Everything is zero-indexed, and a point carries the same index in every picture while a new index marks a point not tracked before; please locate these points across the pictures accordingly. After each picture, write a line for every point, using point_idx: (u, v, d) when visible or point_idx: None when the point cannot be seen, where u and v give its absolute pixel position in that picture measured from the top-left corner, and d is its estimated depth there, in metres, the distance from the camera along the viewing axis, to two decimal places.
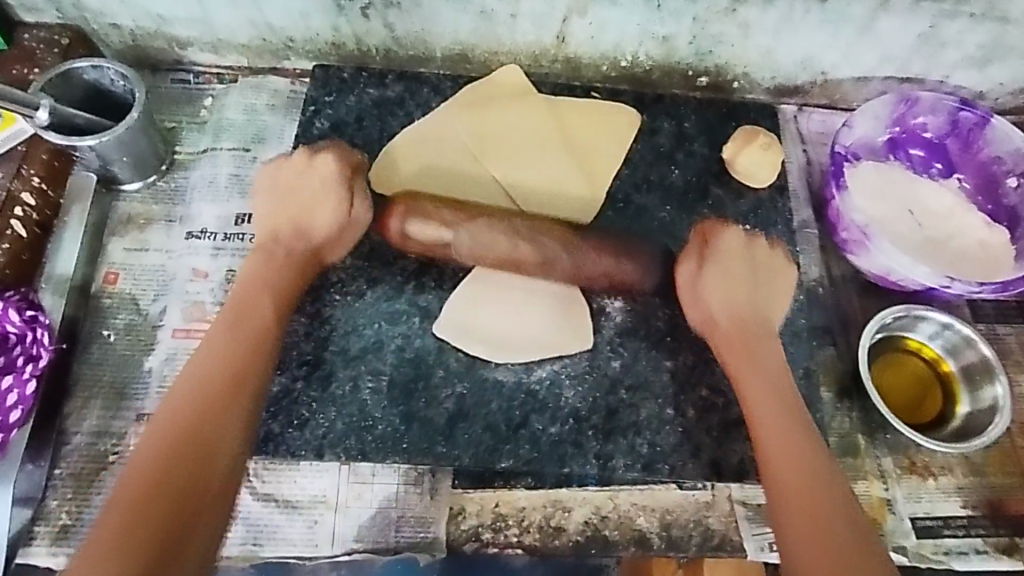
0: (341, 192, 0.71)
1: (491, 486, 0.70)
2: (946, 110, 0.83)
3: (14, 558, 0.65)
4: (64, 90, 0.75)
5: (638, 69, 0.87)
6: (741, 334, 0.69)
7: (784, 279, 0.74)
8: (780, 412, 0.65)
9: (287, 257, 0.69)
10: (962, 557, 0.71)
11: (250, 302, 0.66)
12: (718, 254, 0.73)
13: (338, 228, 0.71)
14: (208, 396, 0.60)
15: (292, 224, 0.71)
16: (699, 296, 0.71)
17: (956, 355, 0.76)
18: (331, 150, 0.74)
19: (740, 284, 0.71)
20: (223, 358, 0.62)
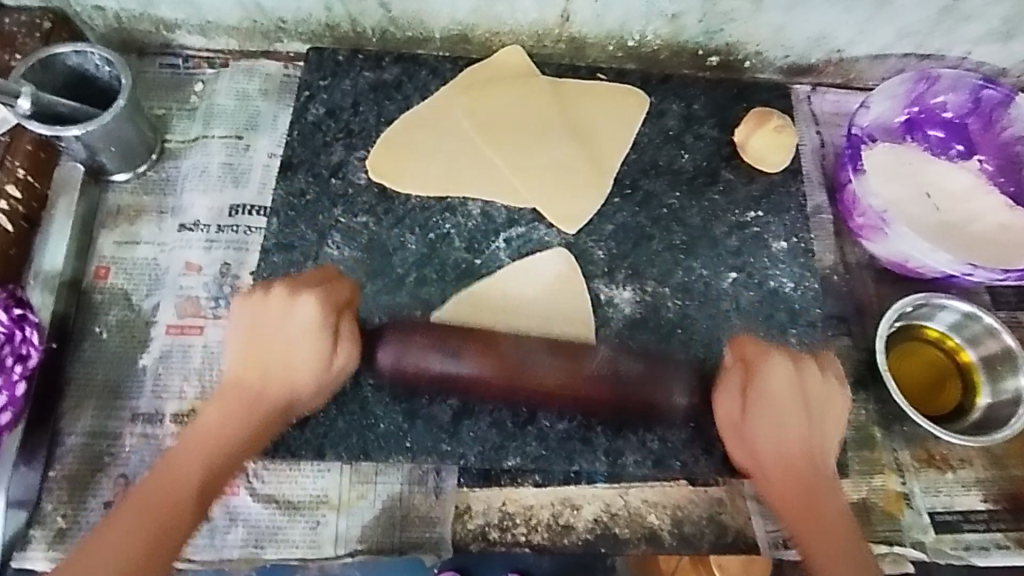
0: (321, 338, 0.58)
1: (497, 484, 0.68)
2: (969, 88, 0.79)
3: (10, 563, 0.63)
4: (46, 77, 0.72)
5: (645, 48, 0.83)
6: (800, 487, 0.58)
7: (841, 413, 0.61)
8: (812, 515, 0.56)
9: (249, 409, 0.57)
10: (981, 551, 0.69)
11: (213, 424, 0.56)
12: (765, 392, 0.60)
13: (316, 381, 0.59)
14: (144, 526, 0.51)
15: (259, 377, 0.58)
16: (744, 432, 0.60)
17: (976, 344, 0.74)
18: (317, 293, 0.60)
19: (791, 419, 0.59)
20: (196, 463, 0.54)
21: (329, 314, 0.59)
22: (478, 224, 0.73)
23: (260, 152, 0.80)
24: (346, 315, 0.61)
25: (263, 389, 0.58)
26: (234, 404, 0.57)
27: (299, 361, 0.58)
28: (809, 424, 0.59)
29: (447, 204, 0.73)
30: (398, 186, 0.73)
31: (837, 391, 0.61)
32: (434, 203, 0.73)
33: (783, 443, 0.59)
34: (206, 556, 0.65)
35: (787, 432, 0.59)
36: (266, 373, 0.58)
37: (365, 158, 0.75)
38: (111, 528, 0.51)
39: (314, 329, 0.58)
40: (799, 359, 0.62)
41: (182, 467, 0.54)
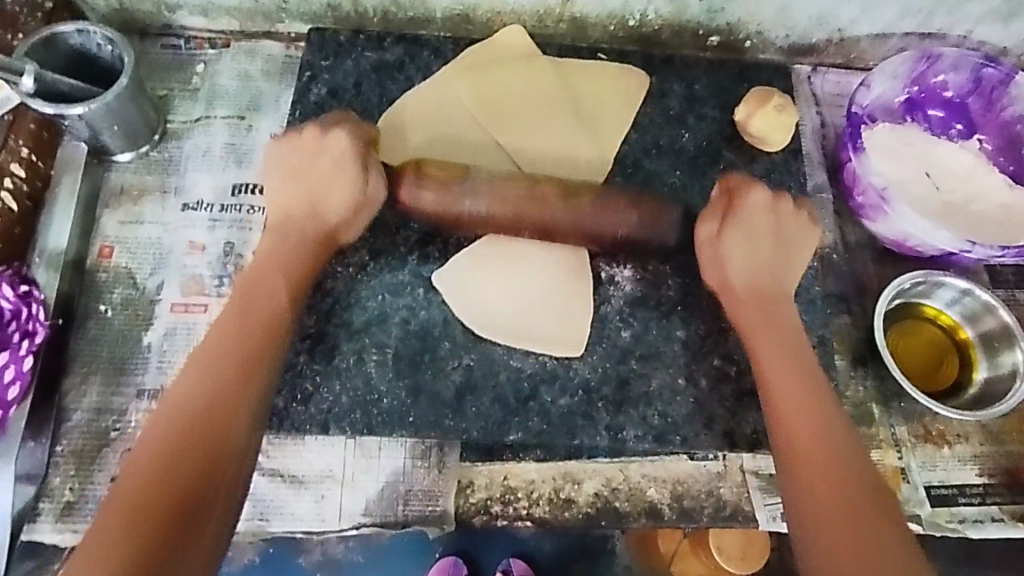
0: (354, 163, 0.67)
1: (499, 459, 0.69)
2: (970, 67, 0.80)
3: (20, 535, 0.65)
4: (49, 57, 0.72)
5: (647, 29, 0.83)
6: (760, 305, 0.67)
7: (806, 253, 0.70)
8: (768, 324, 0.66)
9: (302, 239, 0.67)
10: (977, 524, 0.70)
11: (265, 271, 0.65)
12: (745, 220, 0.68)
13: (350, 205, 0.67)
14: (217, 388, 0.58)
15: (305, 206, 0.68)
16: (726, 272, 0.68)
17: (975, 321, 0.74)
18: (348, 134, 0.68)
19: (763, 250, 0.68)
20: (227, 334, 0.61)
21: (358, 150, 0.68)
22: None
23: (262, 132, 0.80)
24: (372, 154, 0.68)
25: (313, 214, 0.67)
26: (292, 240, 0.67)
27: (335, 195, 0.67)
28: (774, 260, 0.68)
29: None
30: (401, 165, 0.73)
31: (807, 229, 0.71)
32: None
33: (750, 273, 0.68)
34: None
35: (758, 264, 0.68)
36: (312, 213, 0.67)
37: None
38: (183, 399, 0.57)
39: (342, 153, 0.67)
40: (778, 195, 0.70)
41: (261, 299, 0.63)
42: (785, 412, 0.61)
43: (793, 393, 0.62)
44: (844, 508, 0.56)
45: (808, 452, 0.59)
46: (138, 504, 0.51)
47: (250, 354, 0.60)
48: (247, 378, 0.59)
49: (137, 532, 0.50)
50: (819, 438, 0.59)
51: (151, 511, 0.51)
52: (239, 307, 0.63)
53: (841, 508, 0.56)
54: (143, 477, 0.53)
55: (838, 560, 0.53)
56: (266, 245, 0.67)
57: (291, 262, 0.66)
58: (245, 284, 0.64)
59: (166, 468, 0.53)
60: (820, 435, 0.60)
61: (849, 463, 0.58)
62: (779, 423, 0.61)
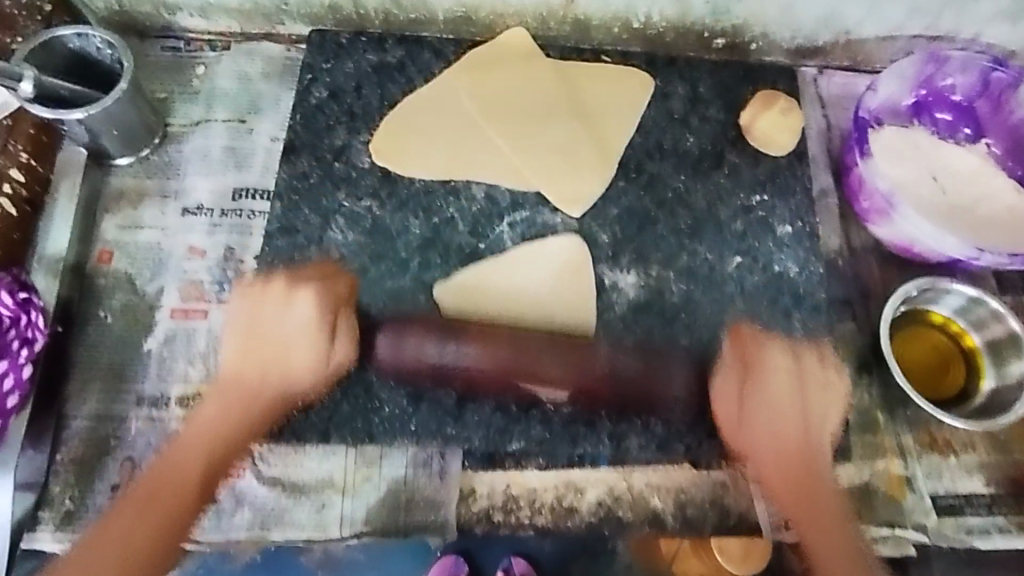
0: (319, 332, 0.64)
1: (501, 467, 0.68)
2: (979, 70, 0.78)
3: (20, 544, 0.64)
4: (48, 60, 0.71)
5: (651, 30, 0.82)
6: (794, 478, 0.64)
7: (836, 406, 0.67)
8: (808, 496, 0.64)
9: (245, 400, 0.63)
10: (983, 534, 0.70)
11: (215, 414, 0.63)
12: (762, 391, 0.65)
13: (314, 373, 0.64)
14: (183, 485, 0.60)
15: (257, 373, 0.63)
16: (748, 426, 0.65)
17: (981, 328, 0.73)
18: (315, 287, 0.66)
19: (788, 406, 0.65)
20: (207, 450, 0.62)
21: (327, 315, 0.65)
22: (481, 208, 0.72)
23: (262, 135, 0.79)
24: (342, 309, 0.66)
25: (270, 373, 0.63)
26: (238, 400, 0.63)
27: (298, 361, 0.64)
28: (800, 410, 0.65)
29: (450, 187, 0.72)
30: (402, 170, 0.73)
31: (834, 375, 0.68)
32: (437, 186, 0.73)
33: (774, 441, 0.65)
34: (213, 536, 0.66)
35: (781, 422, 0.65)
36: (263, 364, 0.64)
37: (368, 141, 0.74)
38: (154, 480, 0.60)
39: (311, 304, 0.65)
40: (800, 351, 0.68)
41: (190, 462, 0.61)
42: (821, 555, 0.62)
43: (831, 552, 0.62)
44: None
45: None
46: None
47: (193, 483, 0.61)
48: (195, 492, 0.60)
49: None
50: (841, 566, 0.62)
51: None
52: (206, 433, 0.62)
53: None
54: (106, 552, 0.57)
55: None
56: (209, 405, 0.63)
57: (234, 427, 0.63)
58: (206, 408, 0.63)
59: None
60: (837, 552, 0.62)
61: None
62: (820, 570, 0.62)
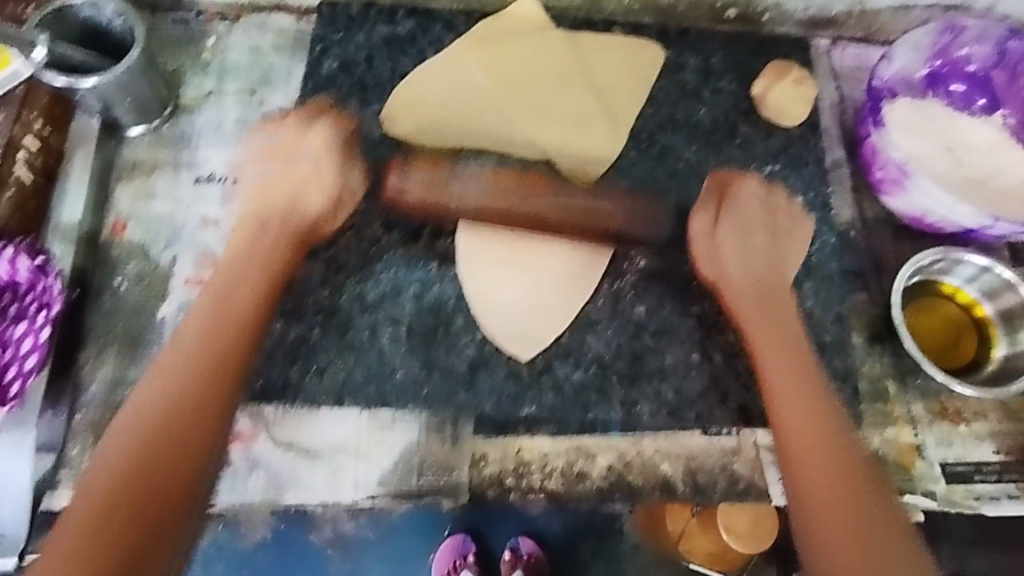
0: (333, 155, 0.69)
1: (512, 432, 0.68)
2: (994, 40, 0.78)
3: (39, 506, 0.65)
4: (60, 30, 0.72)
5: (662, 2, 0.82)
6: (761, 295, 0.66)
7: (800, 238, 0.70)
8: (770, 316, 0.66)
9: (281, 229, 0.68)
10: (994, 501, 0.70)
11: (241, 268, 0.66)
12: (736, 213, 0.69)
13: (329, 200, 0.69)
14: (187, 393, 0.59)
15: (284, 205, 0.68)
16: (720, 254, 0.68)
17: (994, 298, 0.73)
18: (329, 125, 0.71)
19: (759, 237, 0.68)
20: (199, 346, 0.61)
21: (333, 151, 0.70)
22: None
23: (274, 107, 0.80)
24: (352, 153, 0.71)
25: (293, 209, 0.68)
26: (268, 233, 0.67)
27: (313, 199, 0.69)
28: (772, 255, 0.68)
29: (462, 156, 0.73)
30: (415, 139, 0.73)
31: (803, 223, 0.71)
32: (449, 156, 0.73)
33: (748, 266, 0.67)
34: (227, 498, 0.66)
35: (754, 259, 0.67)
36: (282, 188, 0.69)
37: (380, 111, 0.75)
38: (172, 366, 0.60)
39: (319, 151, 0.69)
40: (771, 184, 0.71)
41: (239, 292, 0.65)
42: (783, 406, 0.61)
43: (792, 384, 0.62)
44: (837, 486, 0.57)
45: (804, 442, 0.59)
46: (121, 479, 0.54)
47: (227, 340, 0.62)
48: (221, 371, 0.60)
49: (175, 453, 0.56)
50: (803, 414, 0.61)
51: (121, 510, 0.53)
52: (194, 338, 0.62)
53: (833, 484, 0.57)
54: (141, 426, 0.57)
55: (833, 519, 0.55)
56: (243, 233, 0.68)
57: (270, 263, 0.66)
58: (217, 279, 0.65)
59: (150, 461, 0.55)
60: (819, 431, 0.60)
61: (847, 451, 0.59)
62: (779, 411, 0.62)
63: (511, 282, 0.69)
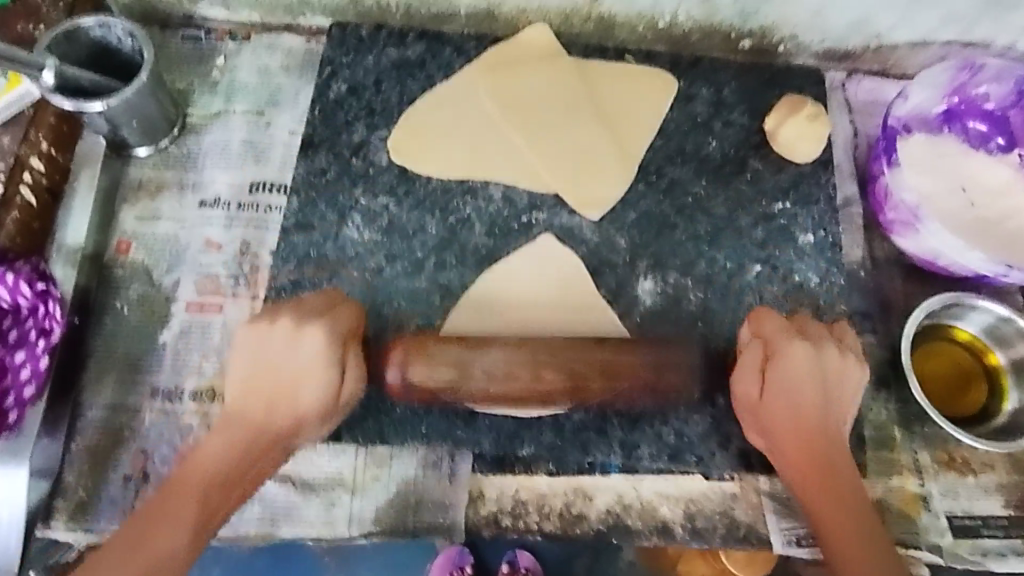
0: (328, 371, 0.59)
1: (510, 471, 0.68)
2: (1013, 78, 0.76)
3: (34, 534, 0.65)
4: (70, 49, 0.71)
5: (676, 30, 0.80)
6: (811, 452, 0.58)
7: (844, 371, 0.61)
8: (799, 426, 0.58)
9: (254, 430, 0.58)
10: (999, 557, 0.68)
11: (209, 448, 0.57)
12: (777, 375, 0.59)
13: (323, 401, 0.59)
14: (132, 573, 0.51)
15: (265, 405, 0.59)
16: (761, 407, 0.60)
17: (1005, 347, 0.72)
18: (326, 324, 0.60)
19: (806, 392, 0.59)
20: (214, 455, 0.57)
21: (337, 347, 0.60)
22: (499, 209, 0.71)
23: (281, 129, 0.79)
24: (353, 344, 0.62)
25: (275, 402, 0.59)
26: (245, 434, 0.58)
27: (306, 395, 0.59)
28: (817, 390, 0.59)
29: (468, 186, 0.72)
30: (420, 167, 0.72)
31: (854, 369, 0.61)
32: (455, 186, 0.72)
33: (790, 418, 0.58)
34: (222, 530, 0.66)
35: (796, 411, 0.58)
36: (268, 395, 0.59)
37: (386, 138, 0.74)
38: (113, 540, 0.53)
39: (321, 357, 0.59)
40: (799, 324, 0.62)
41: (193, 477, 0.56)
42: None
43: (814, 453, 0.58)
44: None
45: None
46: None
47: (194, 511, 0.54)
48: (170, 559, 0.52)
49: None
50: None
51: None
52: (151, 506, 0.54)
53: None
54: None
55: None
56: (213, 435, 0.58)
57: (234, 475, 0.57)
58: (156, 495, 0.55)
59: None
60: None
61: None
62: None
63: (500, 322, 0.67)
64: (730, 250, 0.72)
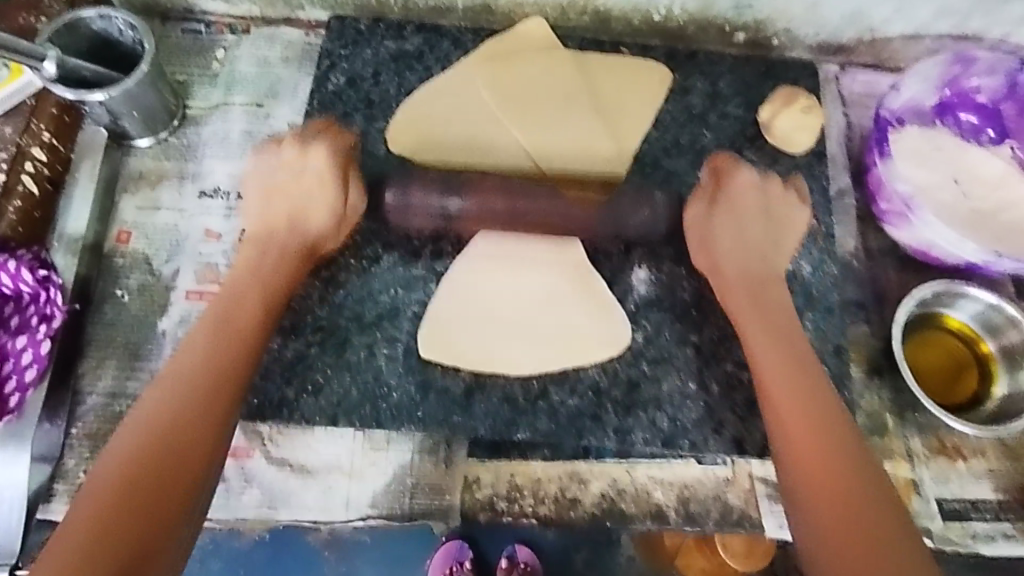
0: (330, 187, 0.67)
1: (507, 456, 0.70)
2: (1006, 71, 0.77)
3: (35, 515, 0.66)
4: (71, 41, 0.72)
5: (672, 24, 0.81)
6: (749, 286, 0.67)
7: (796, 234, 0.70)
8: (758, 304, 0.65)
9: (282, 250, 0.66)
10: (989, 541, 0.69)
11: (241, 291, 0.64)
12: (731, 200, 0.69)
13: (332, 216, 0.67)
14: (194, 399, 0.56)
15: (284, 217, 0.67)
16: (710, 249, 0.68)
17: (997, 335, 0.73)
18: (326, 142, 0.69)
19: (753, 227, 0.68)
20: (214, 339, 0.60)
21: (336, 168, 0.68)
22: None
23: (280, 120, 0.80)
24: (351, 165, 0.69)
25: (293, 221, 0.67)
26: (271, 249, 0.66)
27: (315, 209, 0.67)
28: (769, 241, 0.68)
29: (465, 176, 0.72)
30: (417, 158, 0.73)
31: (797, 208, 0.71)
32: (452, 176, 0.73)
33: (743, 260, 0.68)
34: (221, 514, 0.67)
35: (750, 254, 0.68)
36: (289, 215, 0.67)
37: (384, 129, 0.74)
38: (175, 376, 0.57)
39: (321, 160, 0.68)
40: (767, 178, 0.71)
41: (240, 318, 0.62)
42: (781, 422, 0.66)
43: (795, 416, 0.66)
44: (834, 482, 0.54)
45: None
46: (126, 473, 0.51)
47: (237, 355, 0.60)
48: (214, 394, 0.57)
49: (183, 464, 0.53)
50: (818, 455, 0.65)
51: (116, 535, 0.48)
52: (191, 361, 0.58)
53: None
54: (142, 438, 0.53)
55: None
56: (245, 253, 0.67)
57: (269, 285, 0.64)
58: (181, 357, 0.59)
59: (134, 476, 0.51)
60: None
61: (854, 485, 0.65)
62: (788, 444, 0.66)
63: (492, 285, 0.69)
64: None
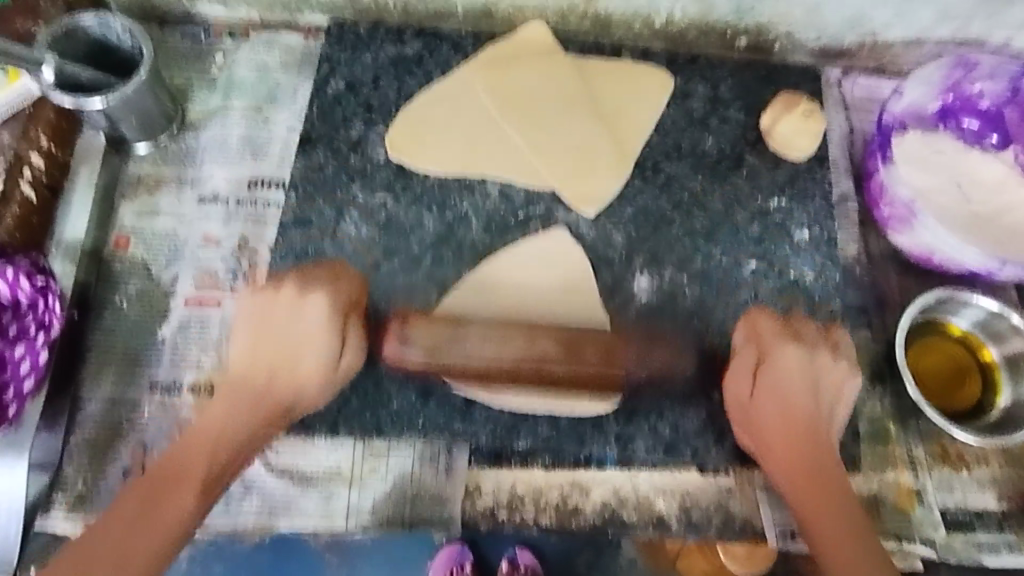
0: (327, 337, 0.62)
1: (507, 465, 0.69)
2: (1008, 76, 0.76)
3: (33, 524, 0.66)
4: (69, 46, 0.72)
5: (673, 28, 0.81)
6: (793, 448, 0.62)
7: (844, 382, 0.65)
8: (772, 389, 0.63)
9: (258, 398, 0.62)
10: (992, 550, 0.69)
11: (228, 395, 0.62)
12: (774, 374, 0.63)
13: (324, 371, 0.62)
14: (161, 504, 0.56)
15: (271, 365, 0.63)
16: (751, 414, 0.63)
17: (999, 342, 0.72)
18: (327, 291, 0.64)
19: (797, 397, 0.63)
20: (227, 406, 0.61)
21: (338, 312, 0.63)
22: (496, 205, 0.72)
23: (280, 125, 0.79)
24: (353, 316, 0.64)
25: (274, 375, 0.62)
26: (247, 392, 0.62)
27: (307, 362, 0.62)
28: (811, 394, 0.64)
29: (465, 182, 0.72)
30: (417, 164, 0.72)
31: (849, 383, 0.65)
32: (452, 182, 0.72)
33: (781, 424, 0.63)
34: (221, 522, 0.67)
35: (787, 422, 0.63)
36: (273, 358, 0.63)
37: (384, 134, 0.74)
38: (150, 471, 0.58)
39: (322, 311, 0.62)
40: (790, 317, 0.68)
41: (207, 449, 0.59)
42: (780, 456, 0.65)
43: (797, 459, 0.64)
44: (851, 538, 0.58)
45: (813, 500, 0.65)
46: (116, 538, 0.54)
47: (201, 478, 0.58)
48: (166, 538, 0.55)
49: (137, 538, 0.54)
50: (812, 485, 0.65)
51: (122, 572, 0.53)
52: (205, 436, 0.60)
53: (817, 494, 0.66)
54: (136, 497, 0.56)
55: None
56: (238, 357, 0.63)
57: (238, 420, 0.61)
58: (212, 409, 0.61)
59: (129, 523, 0.55)
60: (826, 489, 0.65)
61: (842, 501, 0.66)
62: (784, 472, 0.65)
63: (488, 311, 0.68)
64: (726, 246, 0.73)
